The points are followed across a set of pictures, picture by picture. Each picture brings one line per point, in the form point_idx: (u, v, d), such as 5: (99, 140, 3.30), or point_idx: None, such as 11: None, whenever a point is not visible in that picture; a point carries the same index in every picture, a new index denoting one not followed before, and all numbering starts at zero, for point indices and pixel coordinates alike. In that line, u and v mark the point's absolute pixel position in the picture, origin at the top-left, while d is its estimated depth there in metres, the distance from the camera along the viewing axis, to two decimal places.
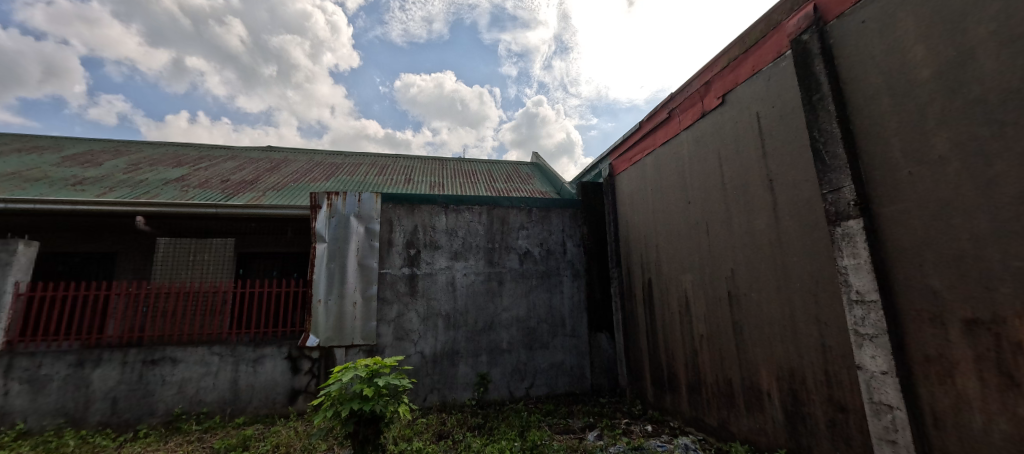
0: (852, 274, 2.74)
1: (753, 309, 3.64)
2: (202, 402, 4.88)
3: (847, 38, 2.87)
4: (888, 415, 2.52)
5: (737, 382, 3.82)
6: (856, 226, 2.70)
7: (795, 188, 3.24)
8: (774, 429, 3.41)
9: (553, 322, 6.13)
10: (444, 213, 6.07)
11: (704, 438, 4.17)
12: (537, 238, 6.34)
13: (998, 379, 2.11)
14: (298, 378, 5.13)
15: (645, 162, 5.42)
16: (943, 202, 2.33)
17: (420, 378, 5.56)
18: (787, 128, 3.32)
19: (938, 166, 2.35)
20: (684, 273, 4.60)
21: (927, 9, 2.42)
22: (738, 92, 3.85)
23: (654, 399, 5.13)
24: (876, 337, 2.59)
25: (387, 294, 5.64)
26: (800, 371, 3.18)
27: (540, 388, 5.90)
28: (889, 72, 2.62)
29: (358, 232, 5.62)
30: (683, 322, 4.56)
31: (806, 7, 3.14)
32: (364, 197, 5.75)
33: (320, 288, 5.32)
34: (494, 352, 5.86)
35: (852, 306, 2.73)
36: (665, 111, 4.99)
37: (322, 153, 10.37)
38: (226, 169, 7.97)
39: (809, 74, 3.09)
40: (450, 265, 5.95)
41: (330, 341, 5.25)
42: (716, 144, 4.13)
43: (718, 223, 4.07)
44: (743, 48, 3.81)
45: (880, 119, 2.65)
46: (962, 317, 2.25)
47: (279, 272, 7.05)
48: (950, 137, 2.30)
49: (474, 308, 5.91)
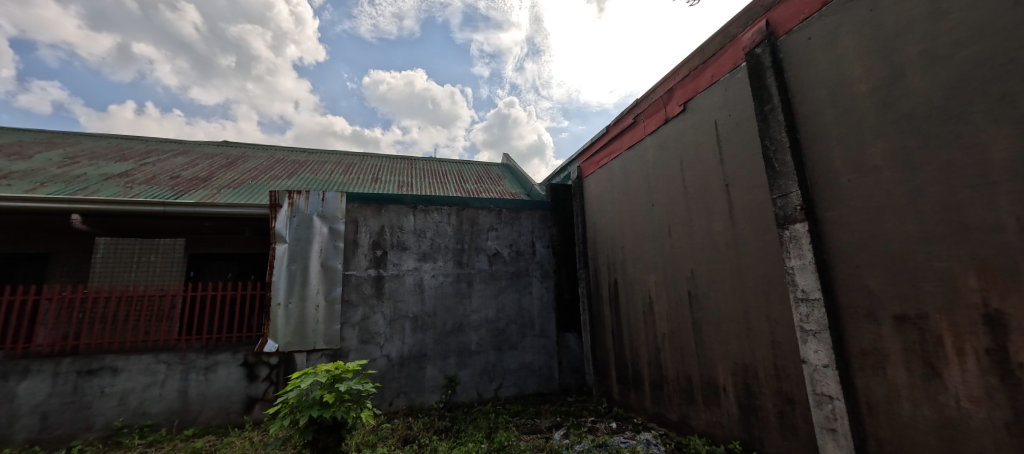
0: (798, 274, 2.93)
1: (711, 308, 3.81)
2: (146, 414, 4.56)
3: (796, 53, 3.07)
4: (829, 405, 2.72)
5: (696, 378, 3.99)
6: (802, 229, 2.90)
7: (748, 193, 3.42)
8: (729, 422, 3.58)
9: (521, 323, 6.16)
10: (412, 213, 5.98)
11: (665, 433, 4.31)
12: (507, 239, 6.36)
13: (923, 369, 2.31)
14: (254, 386, 4.89)
15: (612, 166, 5.56)
16: (877, 208, 2.54)
17: (386, 382, 5.44)
18: (742, 135, 3.50)
19: (873, 174, 2.56)
20: (648, 273, 4.75)
21: (864, 30, 2.63)
22: (698, 100, 4.03)
23: (619, 396, 5.26)
24: (819, 332, 2.79)
25: (351, 297, 5.48)
26: (753, 367, 3.36)
27: (508, 389, 5.91)
28: (832, 86, 2.82)
29: (321, 232, 5.44)
30: (647, 321, 4.71)
31: (759, 22, 3.34)
32: (328, 197, 5.57)
33: (280, 291, 5.10)
34: (462, 355, 5.82)
35: (798, 304, 2.93)
36: (631, 116, 5.14)
37: (284, 149, 9.94)
38: (177, 165, 7.48)
39: (762, 85, 3.28)
40: (418, 266, 5.86)
41: (290, 346, 5.04)
42: (678, 149, 4.30)
43: (680, 226, 4.24)
44: (703, 58, 3.98)
45: (824, 129, 2.85)
46: (892, 312, 2.45)
47: (235, 274, 6.71)
48: (884, 148, 2.51)
49: (443, 310, 5.85)
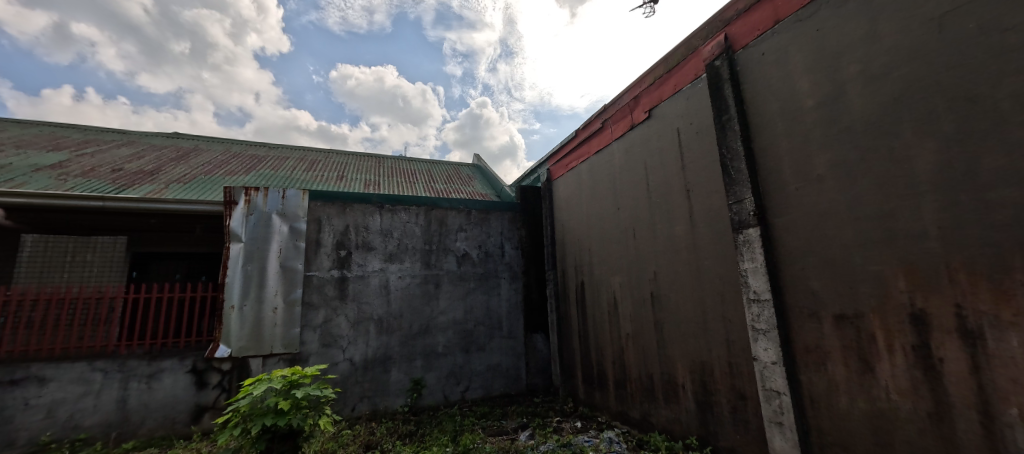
0: (751, 276, 3.10)
1: (672, 309, 3.95)
2: (79, 427, 4.20)
3: (751, 67, 3.24)
4: (776, 400, 2.88)
5: (657, 376, 4.13)
6: (754, 234, 3.07)
7: (707, 198, 3.58)
8: (687, 418, 3.72)
9: (489, 324, 6.15)
10: (379, 213, 5.84)
11: (628, 431, 4.42)
12: (476, 240, 6.34)
13: (858, 365, 2.50)
14: (204, 394, 4.60)
15: (581, 169, 5.66)
16: (820, 215, 2.72)
17: (348, 386, 5.27)
18: (701, 143, 3.66)
19: (818, 183, 2.74)
20: (613, 275, 4.86)
21: (812, 48, 2.82)
22: (662, 108, 4.17)
23: (585, 396, 5.35)
24: (768, 331, 2.95)
25: (312, 299, 5.28)
26: (709, 365, 3.51)
27: (475, 391, 5.88)
28: (782, 100, 3.00)
29: (281, 231, 5.21)
30: (612, 322, 4.83)
31: (719, 36, 3.51)
32: (289, 195, 5.35)
33: (234, 293, 4.83)
34: (429, 357, 5.73)
35: (750, 305, 3.10)
36: (599, 121, 5.26)
37: (242, 143, 9.45)
38: (120, 157, 6.94)
39: (720, 96, 3.44)
40: (384, 267, 5.73)
41: (244, 351, 4.77)
42: (643, 154, 4.43)
43: (644, 229, 4.37)
44: (666, 68, 4.13)
45: (775, 140, 3.03)
46: (833, 312, 2.63)
47: (183, 275, 6.30)
48: (827, 159, 2.69)
49: (409, 312, 5.74)
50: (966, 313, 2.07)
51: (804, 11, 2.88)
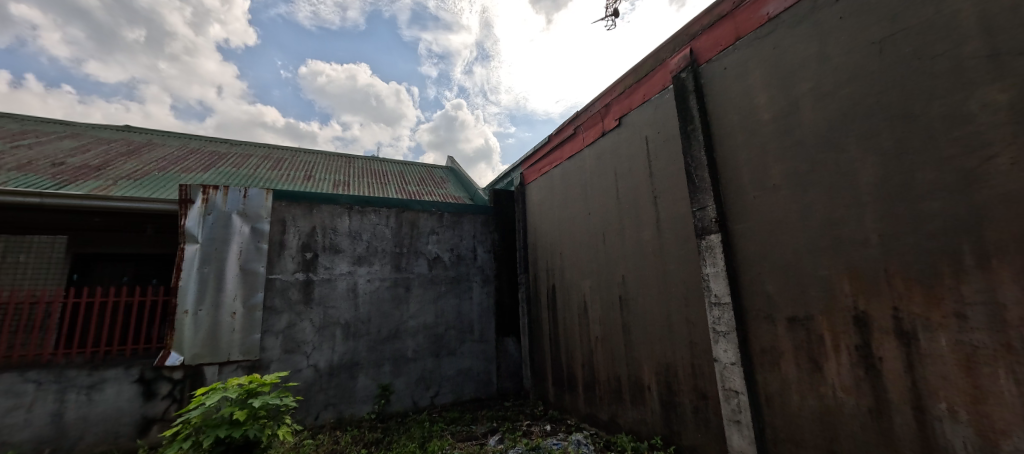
0: (712, 280, 3.23)
1: (639, 312, 4.05)
2: (5, 445, 3.83)
3: (714, 80, 3.39)
4: (735, 400, 3.01)
5: (624, 378, 4.21)
6: (716, 240, 3.20)
7: (672, 205, 3.71)
8: (653, 419, 3.82)
9: (460, 328, 6.09)
10: (347, 214, 5.70)
11: (596, 432, 4.48)
12: (447, 243, 6.28)
13: (808, 364, 2.64)
14: (152, 405, 4.31)
15: (553, 174, 5.73)
16: (775, 222, 2.87)
17: (311, 394, 5.08)
18: (668, 152, 3.79)
19: (773, 192, 2.89)
20: (583, 278, 4.94)
21: (769, 65, 2.98)
22: (632, 116, 4.29)
23: (555, 399, 5.39)
24: (727, 333, 3.08)
25: (275, 303, 5.08)
26: (674, 366, 3.62)
27: (445, 396, 5.81)
28: (742, 113, 3.16)
29: (242, 232, 4.97)
30: (582, 325, 4.89)
31: (684, 49, 3.66)
32: (251, 194, 5.12)
33: (188, 297, 4.57)
34: (397, 362, 5.61)
35: (712, 308, 3.22)
36: (572, 127, 5.35)
37: (200, 138, 8.96)
38: (61, 150, 6.43)
39: (686, 107, 3.58)
40: (352, 270, 5.58)
41: (198, 359, 4.52)
42: (613, 161, 4.54)
43: (613, 234, 4.47)
44: (635, 78, 4.26)
45: (735, 150, 3.18)
46: (786, 315, 2.78)
47: (132, 278, 5.89)
48: (782, 170, 2.85)
49: (378, 316, 5.61)
50: (902, 315, 2.24)
51: (762, 30, 3.05)
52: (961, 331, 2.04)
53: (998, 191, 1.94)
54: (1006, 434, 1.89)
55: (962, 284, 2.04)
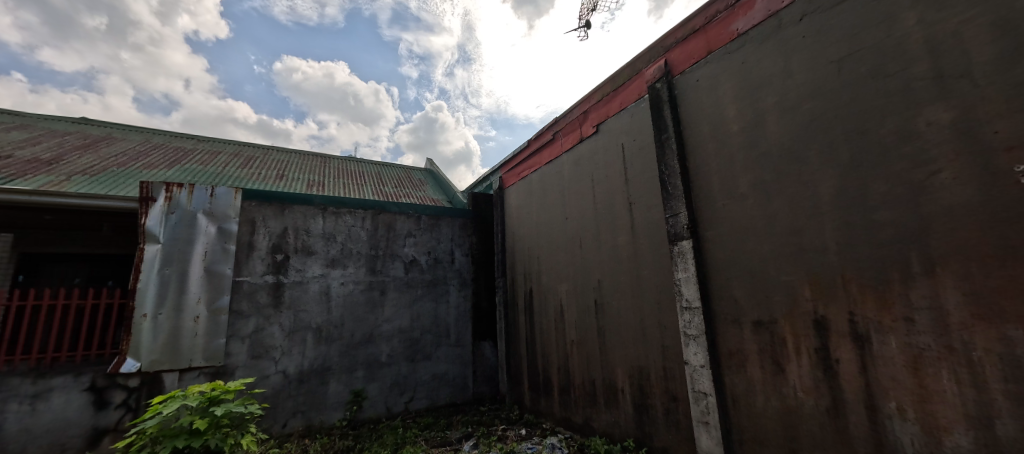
0: (684, 285, 3.32)
1: (614, 316, 4.11)
2: None
3: (687, 92, 3.50)
4: (703, 401, 3.10)
5: (599, 381, 4.26)
6: (687, 246, 3.30)
7: (647, 211, 3.80)
8: (626, 421, 3.88)
9: (436, 333, 6.03)
10: (321, 216, 5.57)
11: (571, 436, 4.50)
12: (425, 246, 6.22)
13: (772, 366, 2.75)
14: (104, 415, 4.06)
15: (532, 179, 5.77)
16: (742, 229, 2.99)
17: (279, 401, 4.90)
18: (643, 160, 3.88)
19: (741, 201, 3.01)
20: (560, 283, 4.98)
21: (738, 79, 3.11)
22: (608, 123, 4.38)
23: (530, 403, 5.39)
24: (697, 337, 3.18)
25: (242, 307, 4.89)
26: (646, 369, 3.69)
27: (420, 402, 5.72)
28: (712, 123, 3.27)
29: (207, 232, 4.77)
30: (558, 329, 4.93)
31: (660, 60, 3.77)
32: (219, 193, 4.93)
33: (147, 300, 4.34)
34: (371, 367, 5.49)
35: (683, 312, 3.31)
36: (550, 132, 5.41)
37: (165, 133, 8.58)
38: (8, 142, 6.01)
39: (661, 116, 3.68)
40: (325, 273, 5.44)
41: (156, 365, 4.29)
42: (591, 167, 4.61)
43: (590, 239, 4.53)
44: (613, 87, 4.35)
45: (705, 159, 3.30)
46: (752, 318, 2.89)
47: (85, 279, 5.57)
48: (749, 179, 2.97)
49: (351, 320, 5.48)
50: (857, 319, 2.36)
51: (732, 45, 3.18)
52: (908, 334, 2.17)
53: (942, 204, 2.08)
54: (948, 431, 2.02)
55: (909, 290, 2.17)
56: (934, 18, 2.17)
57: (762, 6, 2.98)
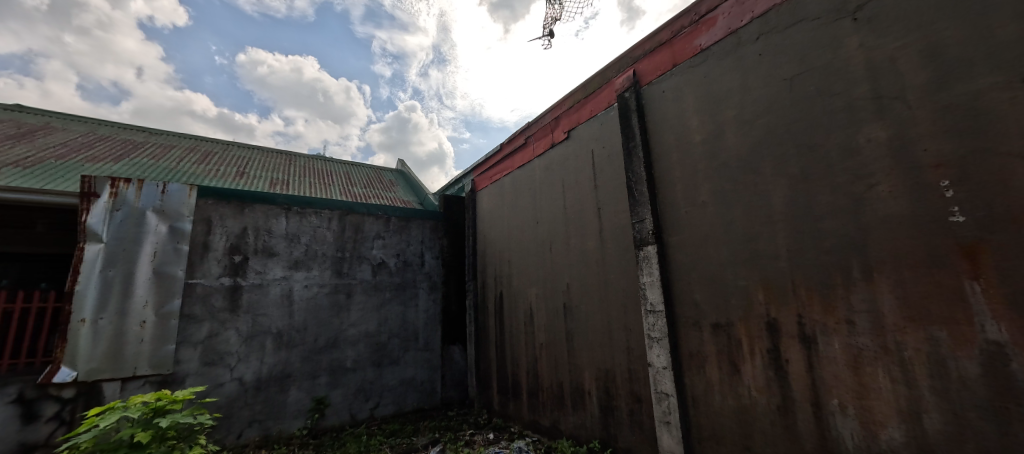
0: (648, 289, 3.42)
1: (581, 320, 4.18)
2: None
3: (654, 102, 3.63)
4: (665, 401, 3.20)
5: (567, 384, 4.31)
6: (652, 251, 3.41)
7: (615, 216, 3.89)
8: (592, 423, 3.94)
9: (404, 337, 5.90)
10: (284, 215, 5.35)
11: (538, 439, 4.52)
12: (394, 249, 6.10)
13: (729, 367, 2.87)
14: (32, 430, 3.71)
15: (504, 182, 5.79)
16: (703, 235, 3.12)
17: (234, 411, 4.65)
18: (612, 166, 3.98)
19: (702, 208, 3.14)
20: (530, 286, 5.01)
21: (700, 92, 3.25)
22: (579, 130, 4.46)
23: (499, 407, 5.38)
24: (660, 339, 3.28)
25: (194, 311, 4.61)
26: (612, 371, 3.77)
27: (386, 408, 5.58)
28: (676, 134, 3.40)
29: (157, 231, 4.49)
30: (527, 332, 4.96)
31: (629, 70, 3.89)
32: (171, 189, 4.65)
33: (86, 304, 4.02)
34: (335, 373, 5.31)
35: (647, 315, 3.41)
36: (523, 137, 5.46)
37: (112, 124, 7.99)
38: None
39: (629, 125, 3.80)
40: (287, 275, 5.23)
41: (96, 374, 3.98)
42: (561, 172, 4.68)
43: (559, 243, 4.59)
44: (583, 94, 4.44)
45: (669, 168, 3.42)
46: (711, 321, 3.01)
47: (13, 280, 5.00)
48: (710, 188, 3.11)
49: (314, 324, 5.29)
50: (805, 321, 2.51)
51: (695, 59, 3.32)
52: (850, 335, 2.33)
53: (878, 214, 2.26)
54: (883, 425, 2.17)
55: (851, 294, 2.33)
56: (874, 43, 2.36)
57: (723, 23, 3.14)
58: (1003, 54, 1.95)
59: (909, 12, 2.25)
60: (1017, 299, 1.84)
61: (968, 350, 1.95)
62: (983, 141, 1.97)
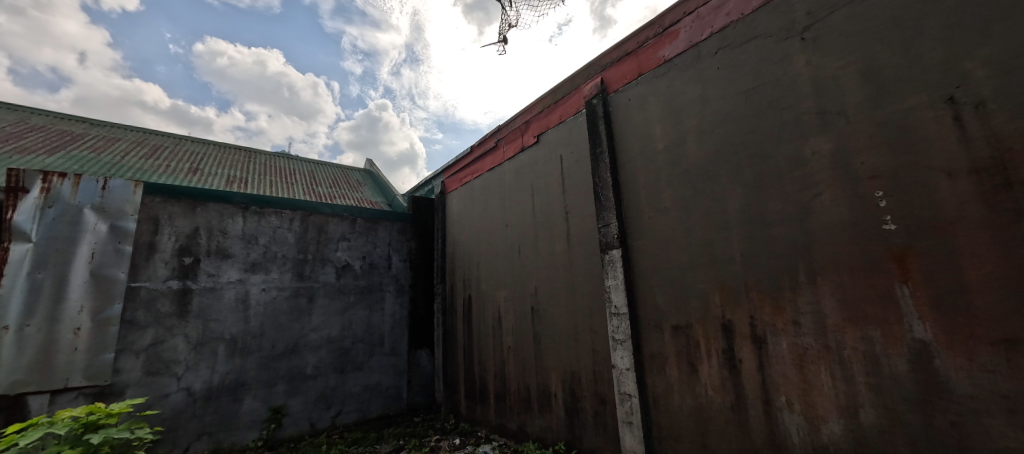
0: (613, 292, 3.50)
1: (549, 323, 4.21)
2: None
3: (620, 109, 3.73)
4: (628, 402, 3.28)
5: (534, 387, 4.32)
6: (617, 255, 3.49)
7: (582, 220, 3.95)
8: (558, 426, 3.97)
9: (369, 341, 5.73)
10: (241, 215, 5.09)
11: (505, 443, 4.50)
12: (359, 251, 5.92)
13: (688, 367, 2.98)
14: None
15: (474, 185, 5.77)
16: (665, 240, 3.22)
17: (180, 423, 4.35)
18: (580, 171, 4.05)
19: (664, 214, 3.25)
20: (498, 289, 5.01)
21: (664, 102, 3.37)
22: (548, 134, 4.51)
23: (466, 411, 5.32)
24: (624, 341, 3.36)
25: (137, 316, 4.29)
26: (578, 374, 3.81)
27: (348, 415, 5.39)
28: (641, 141, 3.51)
29: (96, 231, 4.15)
30: (495, 335, 4.94)
31: (597, 78, 3.98)
32: (113, 185, 4.31)
33: (11, 310, 3.66)
34: (294, 380, 5.08)
35: (612, 318, 3.49)
36: (493, 140, 5.46)
37: (47, 113, 7.34)
38: None
39: (596, 131, 3.88)
40: (243, 278, 4.96)
41: (20, 387, 3.62)
42: (531, 176, 4.71)
43: (528, 246, 4.61)
44: (553, 99, 4.50)
45: (634, 174, 3.52)
46: (671, 323, 3.11)
47: None
48: (671, 195, 3.22)
49: (272, 329, 5.04)
50: (756, 322, 2.64)
51: (660, 69, 3.44)
52: (796, 336, 2.47)
53: (822, 222, 2.41)
54: (824, 420, 2.32)
55: (797, 296, 2.48)
56: (820, 62, 2.53)
57: (685, 37, 3.27)
58: (929, 77, 2.13)
59: (850, 34, 2.43)
60: (939, 300, 2.02)
61: (898, 348, 2.11)
62: (911, 156, 2.14)
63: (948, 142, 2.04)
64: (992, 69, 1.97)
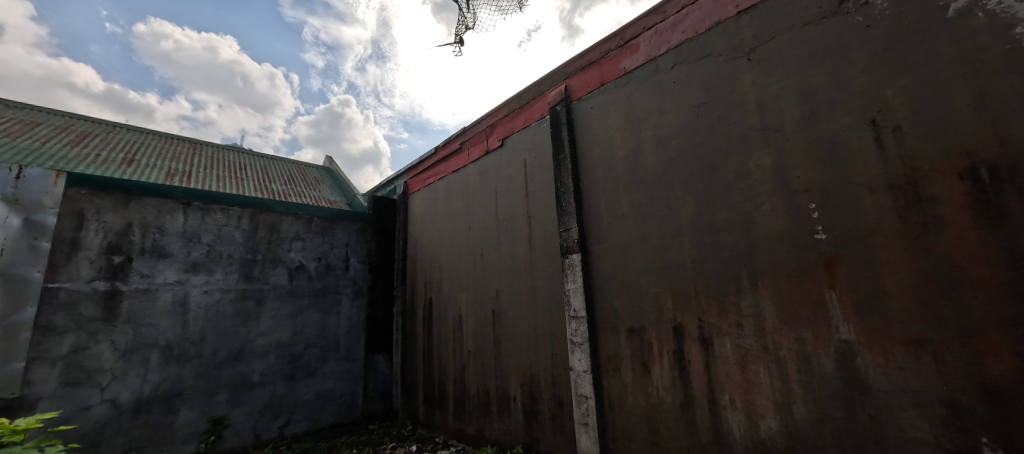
0: (572, 296, 3.56)
1: (509, 326, 4.22)
2: None
3: (582, 117, 3.82)
4: (584, 404, 3.35)
5: (493, 390, 4.31)
6: (577, 259, 3.56)
7: (544, 225, 4.00)
8: (516, 429, 3.98)
9: (322, 346, 5.48)
10: (182, 211, 4.72)
11: (463, 448, 4.45)
12: (315, 252, 5.67)
13: (641, 369, 3.08)
14: None
15: (437, 186, 5.69)
16: (622, 246, 3.33)
17: (103, 438, 3.95)
18: (543, 176, 4.10)
19: (621, 220, 3.36)
20: (460, 292, 4.96)
21: (623, 111, 3.49)
22: (513, 138, 4.54)
23: (424, 417, 5.21)
24: (582, 344, 3.43)
25: (54, 321, 3.87)
26: (537, 377, 3.84)
27: (297, 424, 5.12)
28: (602, 149, 3.61)
29: (6, 225, 3.70)
30: (456, 339, 4.89)
31: (561, 85, 4.06)
32: (30, 175, 3.88)
33: None
34: (238, 388, 4.77)
35: (571, 321, 3.55)
36: (458, 142, 5.42)
37: None
38: None
39: (559, 137, 3.95)
40: (182, 279, 4.60)
41: None
42: (495, 179, 4.71)
43: (491, 249, 4.61)
44: (519, 104, 4.53)
45: (594, 181, 3.62)
46: (627, 326, 3.21)
47: None
48: (629, 202, 3.33)
49: (214, 334, 4.71)
50: (704, 324, 2.78)
51: (620, 80, 3.56)
52: (739, 337, 2.62)
53: (763, 231, 2.58)
54: (762, 416, 2.47)
55: (741, 300, 2.64)
56: (763, 81, 2.72)
57: (644, 50, 3.41)
58: (856, 101, 2.35)
59: (790, 58, 2.63)
60: (861, 304, 2.21)
61: (825, 348, 2.30)
62: (840, 172, 2.35)
63: (870, 160, 2.26)
64: (907, 97, 2.19)
